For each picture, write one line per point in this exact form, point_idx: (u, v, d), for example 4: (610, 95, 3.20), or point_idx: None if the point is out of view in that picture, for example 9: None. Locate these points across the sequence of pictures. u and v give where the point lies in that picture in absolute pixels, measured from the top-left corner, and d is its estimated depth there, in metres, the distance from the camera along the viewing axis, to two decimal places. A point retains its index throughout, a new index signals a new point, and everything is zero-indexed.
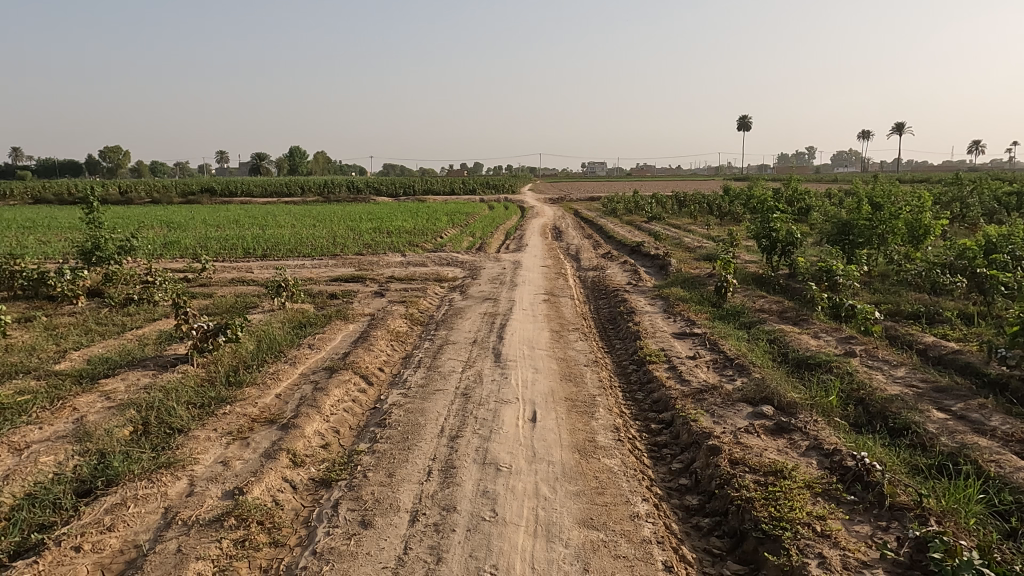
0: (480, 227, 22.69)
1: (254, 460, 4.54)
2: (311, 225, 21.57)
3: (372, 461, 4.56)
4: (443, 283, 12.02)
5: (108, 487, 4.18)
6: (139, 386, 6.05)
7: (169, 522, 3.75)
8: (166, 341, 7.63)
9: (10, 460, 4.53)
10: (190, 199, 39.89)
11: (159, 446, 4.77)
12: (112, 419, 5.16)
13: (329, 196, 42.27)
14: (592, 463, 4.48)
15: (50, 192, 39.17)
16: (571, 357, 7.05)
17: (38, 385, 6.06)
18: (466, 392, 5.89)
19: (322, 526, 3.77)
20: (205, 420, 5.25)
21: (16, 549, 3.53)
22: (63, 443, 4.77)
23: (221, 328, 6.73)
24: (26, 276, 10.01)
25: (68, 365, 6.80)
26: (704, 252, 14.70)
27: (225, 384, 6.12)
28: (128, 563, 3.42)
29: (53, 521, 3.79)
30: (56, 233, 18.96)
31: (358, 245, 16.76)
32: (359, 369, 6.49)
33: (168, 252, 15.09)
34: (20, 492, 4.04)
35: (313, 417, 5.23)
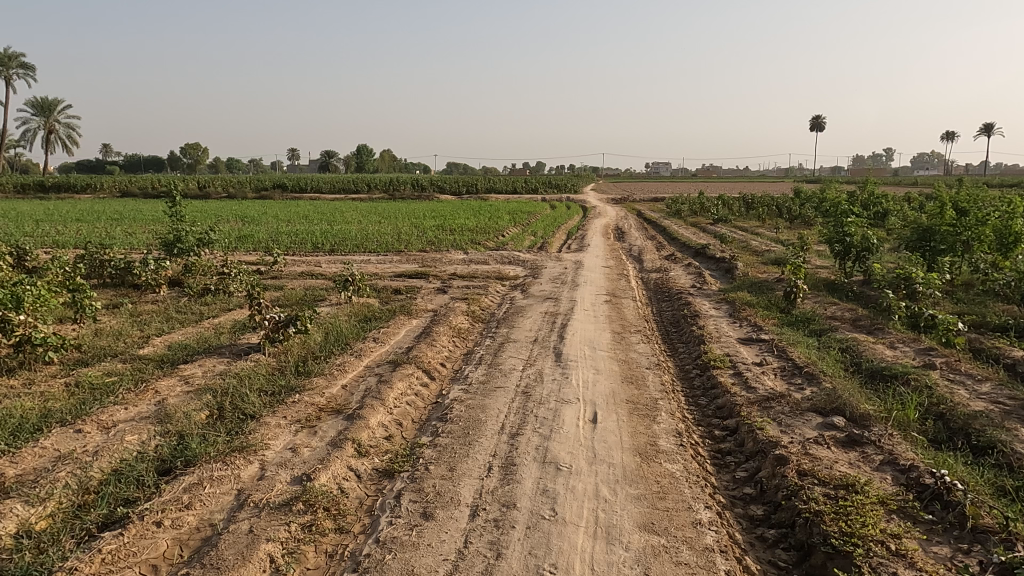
0: (541, 226, 22.69)
1: (321, 448, 4.69)
2: (376, 222, 22.10)
3: (434, 455, 4.63)
4: (504, 282, 12.07)
5: (185, 467, 4.39)
6: (215, 372, 6.34)
7: (242, 503, 3.92)
8: (240, 331, 7.95)
9: (99, 437, 4.82)
10: (263, 195, 41.50)
11: (232, 430, 4.99)
12: (190, 403, 5.43)
13: (394, 193, 43.16)
14: (654, 467, 4.42)
15: (136, 186, 41.60)
16: (632, 359, 6.97)
17: (123, 368, 6.43)
18: (527, 390, 5.91)
19: (385, 515, 3.85)
20: (276, 408, 5.46)
21: (104, 521, 3.76)
22: (147, 424, 5.06)
23: (291, 319, 6.98)
24: (115, 266, 10.65)
25: (150, 349, 7.19)
26: (772, 255, 14.27)
27: (295, 374, 6.35)
28: (204, 540, 3.59)
29: (136, 497, 4.01)
30: (141, 226, 20.10)
31: (422, 242, 17.02)
32: (422, 364, 6.61)
33: (242, 245, 15.75)
34: (107, 468, 4.30)
35: (377, 409, 5.36)
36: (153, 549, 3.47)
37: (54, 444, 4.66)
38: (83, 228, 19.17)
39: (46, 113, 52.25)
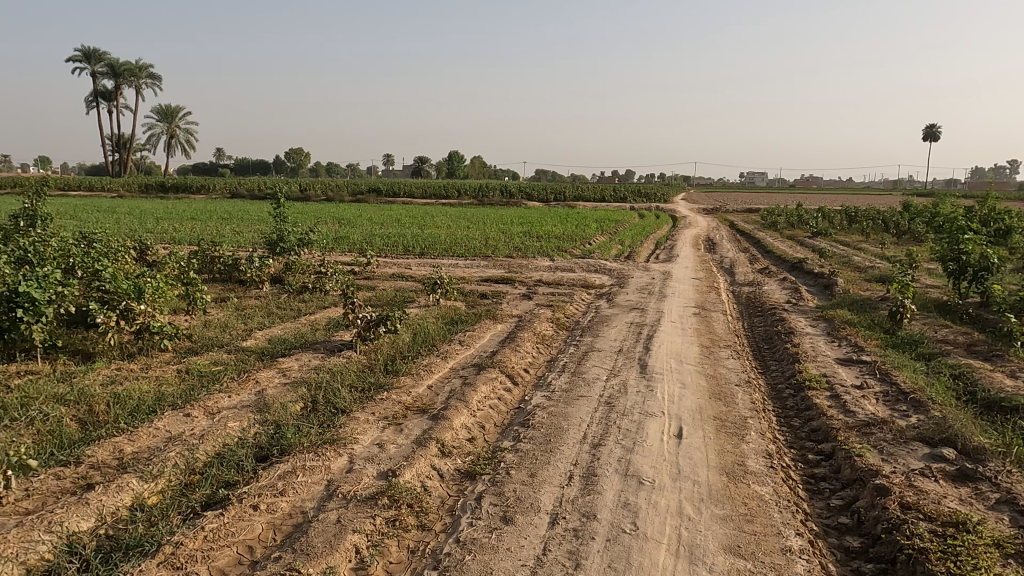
0: (628, 235, 22.38)
1: (406, 446, 4.82)
2: (465, 227, 22.50)
3: (515, 460, 4.66)
4: (590, 290, 12.00)
5: (280, 456, 4.63)
6: (310, 366, 6.65)
7: (331, 494, 4.09)
8: (334, 328, 8.30)
9: (205, 421, 5.16)
10: (359, 198, 43.20)
11: (324, 423, 5.21)
12: (287, 395, 5.72)
13: (482, 198, 43.82)
14: (741, 488, 4.26)
15: (244, 188, 44.25)
16: (721, 374, 6.75)
17: (228, 359, 6.86)
18: (610, 400, 5.84)
19: (465, 516, 3.91)
20: (365, 403, 5.66)
21: (207, 501, 4.02)
22: (247, 412, 5.37)
23: (382, 319, 7.23)
24: (224, 262, 11.39)
25: (253, 342, 7.63)
26: (876, 272, 13.46)
27: (384, 372, 6.56)
28: (295, 526, 3.76)
29: (236, 480, 4.26)
30: (247, 225, 21.35)
31: (509, 248, 17.19)
32: (506, 369, 6.67)
33: (338, 246, 16.46)
34: (211, 451, 4.60)
35: (461, 411, 5.45)
36: (249, 530, 3.68)
37: (166, 425, 5.03)
38: (197, 226, 20.60)
39: (168, 119, 56.51)
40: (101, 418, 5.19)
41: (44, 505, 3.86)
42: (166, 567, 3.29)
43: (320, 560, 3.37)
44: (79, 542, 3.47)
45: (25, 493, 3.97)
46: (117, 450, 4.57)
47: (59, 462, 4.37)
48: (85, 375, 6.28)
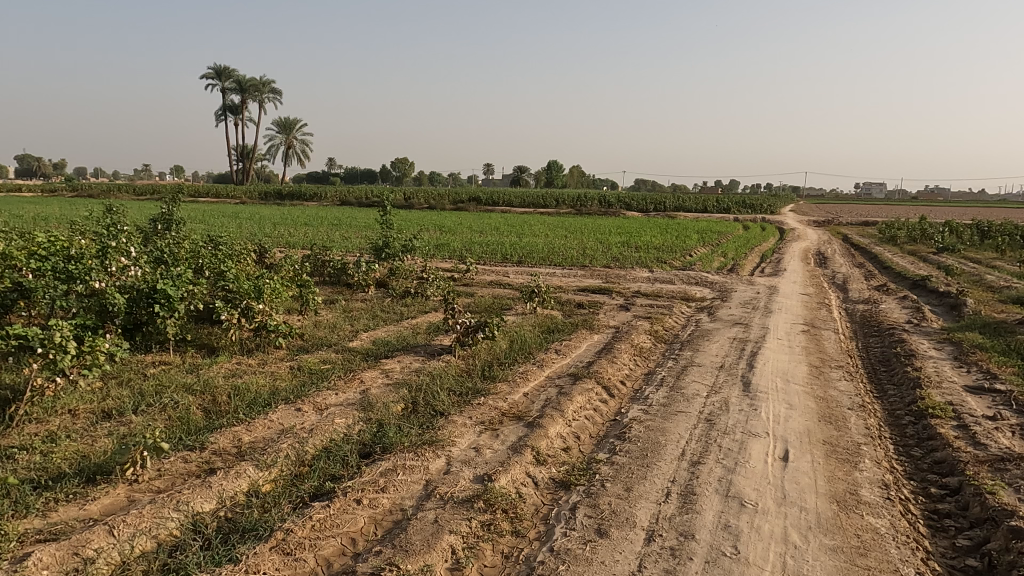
0: (732, 248, 21.58)
1: (502, 452, 4.87)
2: (563, 236, 22.49)
3: (610, 472, 4.60)
4: (690, 303, 11.68)
5: (382, 453, 4.80)
6: (411, 368, 6.87)
7: (429, 494, 4.20)
8: (434, 332, 8.53)
9: (314, 416, 5.45)
10: (460, 207, 44.24)
11: (423, 424, 5.36)
12: (390, 395, 5.94)
13: (581, 208, 43.68)
14: (854, 519, 4.00)
15: (353, 196, 46.43)
16: (832, 397, 6.38)
17: (336, 358, 7.21)
18: (711, 418, 5.65)
19: (560, 526, 3.90)
20: (462, 407, 5.78)
21: (315, 492, 4.24)
22: (353, 409, 5.61)
23: (481, 325, 7.37)
24: (333, 266, 12.00)
25: (358, 342, 7.99)
26: (1013, 293, 12.26)
27: (481, 377, 6.68)
28: (394, 523, 3.90)
29: (342, 474, 4.47)
30: (355, 231, 22.34)
31: (606, 258, 17.05)
32: (603, 380, 6.61)
33: (439, 253, 16.93)
34: (319, 446, 4.85)
35: (556, 420, 5.46)
36: (352, 523, 3.84)
37: (279, 418, 5.35)
38: (310, 232, 21.79)
39: (287, 131, 60.37)
40: (223, 407, 5.60)
41: (173, 485, 4.21)
42: (277, 552, 3.49)
43: (418, 558, 3.47)
44: (202, 522, 3.76)
45: (158, 472, 4.35)
46: (236, 439, 4.91)
47: (186, 447, 4.75)
48: (210, 367, 6.80)
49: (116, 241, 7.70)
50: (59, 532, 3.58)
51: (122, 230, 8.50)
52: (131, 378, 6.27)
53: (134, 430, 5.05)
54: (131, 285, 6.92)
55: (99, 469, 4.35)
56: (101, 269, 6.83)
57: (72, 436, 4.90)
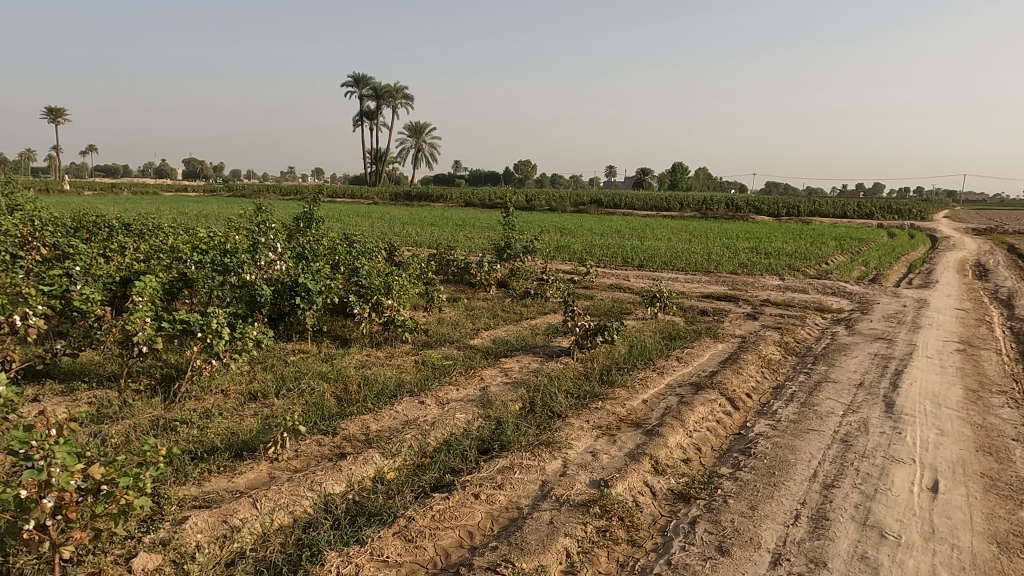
0: (874, 256, 19.96)
1: (620, 458, 4.80)
2: (687, 240, 21.82)
3: (733, 488, 4.40)
4: (826, 314, 10.93)
5: (500, 451, 4.89)
6: (529, 369, 6.94)
7: (546, 494, 4.22)
8: (553, 334, 8.57)
9: (436, 410, 5.64)
10: (581, 209, 44.20)
11: (541, 425, 5.39)
12: (508, 394, 6.03)
13: (706, 211, 42.19)
14: (1019, 564, 3.56)
15: (477, 198, 47.66)
16: (992, 424, 5.72)
17: (458, 354, 7.43)
18: (847, 439, 5.26)
19: (678, 539, 3.78)
20: (580, 410, 5.75)
21: (435, 483, 4.39)
22: (472, 405, 5.75)
23: (600, 329, 7.31)
24: (457, 265, 12.37)
25: (479, 340, 8.18)
26: None
27: (599, 381, 6.62)
28: (511, 520, 3.95)
29: (461, 467, 4.59)
30: (477, 232, 22.90)
31: (733, 264, 16.35)
32: (727, 392, 6.34)
33: (559, 255, 16.98)
34: (440, 438, 5.02)
35: (676, 430, 5.30)
36: (470, 517, 3.93)
37: (404, 409, 5.58)
38: (436, 231, 22.61)
39: (417, 136, 63.05)
40: (353, 396, 5.94)
41: (308, 466, 4.52)
42: (400, 538, 3.65)
43: (533, 557, 3.50)
44: (333, 503, 4.01)
45: (295, 453, 4.68)
46: (364, 427, 5.18)
47: (320, 431, 5.08)
48: (342, 357, 7.24)
49: (265, 237, 8.38)
50: (211, 500, 3.95)
51: (270, 227, 9.24)
52: (274, 364, 6.81)
53: (277, 412, 5.48)
54: (277, 278, 7.52)
55: (245, 445, 4.75)
56: (252, 264, 7.44)
57: (223, 414, 5.39)
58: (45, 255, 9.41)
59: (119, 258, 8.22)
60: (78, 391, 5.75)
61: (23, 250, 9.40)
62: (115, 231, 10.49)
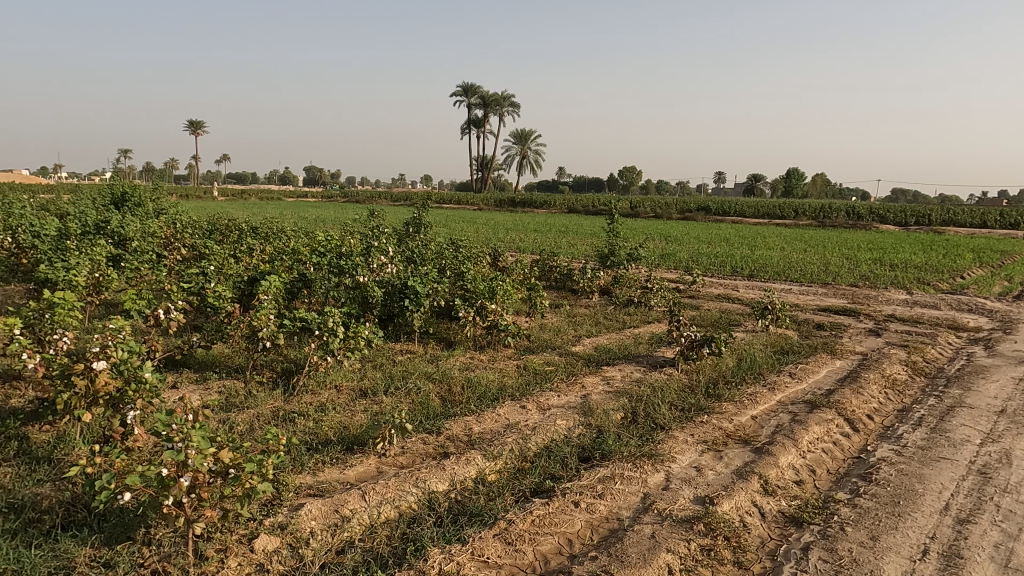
0: (1020, 270, 18.07)
1: (726, 475, 4.62)
2: (802, 250, 20.72)
3: (851, 515, 4.11)
4: (961, 333, 10.01)
5: (601, 460, 4.84)
6: (632, 378, 6.83)
7: (647, 507, 4.14)
8: (656, 343, 8.40)
9: (537, 415, 5.67)
10: (688, 217, 43.10)
11: (643, 436, 5.29)
12: (610, 403, 5.97)
13: (824, 219, 39.83)
14: None
15: (580, 204, 47.57)
16: None
17: (560, 361, 7.44)
18: (985, 470, 4.79)
19: (788, 565, 3.59)
20: (684, 423, 5.59)
21: (535, 488, 4.41)
22: (574, 412, 5.73)
23: (707, 340, 7.09)
24: (560, 271, 12.39)
25: (580, 347, 8.15)
26: None
27: (705, 395, 6.40)
28: (611, 531, 3.90)
29: (561, 474, 4.58)
30: (581, 239, 22.84)
31: (854, 276, 15.34)
32: (845, 412, 5.95)
33: (665, 263, 16.62)
34: (541, 444, 5.03)
35: (788, 449, 5.04)
36: (569, 525, 3.91)
37: (506, 413, 5.65)
38: (539, 237, 22.76)
39: (523, 143, 63.84)
40: (457, 397, 6.09)
41: (414, 463, 4.67)
42: (500, 540, 3.69)
43: (633, 570, 3.43)
44: (436, 501, 4.12)
45: (402, 449, 4.86)
46: (467, 428, 5.29)
47: (425, 429, 5.24)
48: (447, 358, 7.44)
49: (378, 241, 8.78)
50: (324, 489, 4.18)
51: (383, 231, 9.65)
52: (384, 363, 7.10)
53: (386, 409, 5.71)
54: (388, 280, 7.85)
55: (356, 440, 4.99)
56: (365, 266, 7.81)
57: (336, 408, 5.68)
58: (185, 255, 10.33)
59: (248, 258, 8.88)
60: (210, 380, 6.26)
61: (168, 250, 10.37)
62: (245, 234, 11.36)
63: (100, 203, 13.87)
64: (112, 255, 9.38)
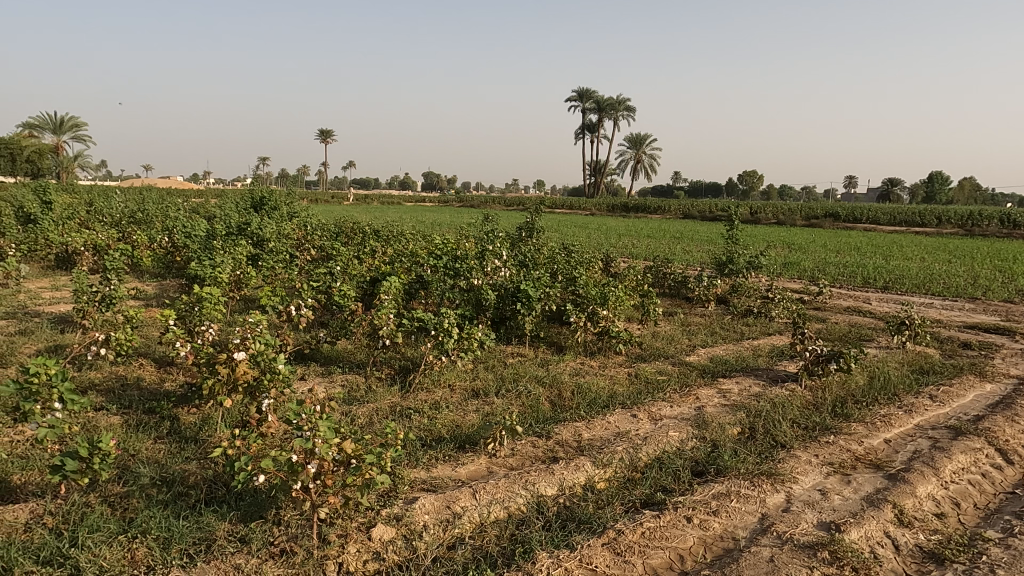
0: None
1: (855, 502, 4.30)
2: (947, 261, 18.92)
3: (1003, 557, 3.70)
4: None
5: (715, 475, 4.66)
6: (750, 392, 6.52)
7: (765, 529, 3.93)
8: (777, 357, 7.97)
9: (649, 425, 5.54)
10: (814, 223, 40.68)
11: (762, 453, 5.03)
12: (726, 417, 5.73)
13: (973, 227, 36.16)
14: None
15: (696, 209, 46.16)
16: None
17: (673, 370, 7.24)
18: None
19: None
20: (807, 443, 5.26)
21: (645, 499, 4.31)
22: (687, 424, 5.55)
23: (835, 355, 6.64)
24: (675, 278, 12.07)
25: (695, 357, 7.89)
26: None
27: (832, 414, 5.99)
28: (725, 550, 3.74)
29: (673, 487, 4.45)
30: (697, 245, 22.14)
31: (1009, 290, 13.81)
32: (997, 442, 5.36)
33: (788, 272, 15.76)
34: (652, 454, 4.92)
35: (928, 478, 4.62)
36: (681, 541, 3.79)
37: (616, 421, 5.57)
38: (653, 243, 22.33)
39: (638, 147, 62.89)
40: (567, 402, 6.08)
41: (524, 465, 4.71)
42: (609, 549, 3.65)
43: None
44: (545, 505, 4.13)
45: (512, 451, 4.91)
46: (577, 433, 5.27)
47: (535, 433, 5.27)
48: (558, 363, 7.45)
49: (492, 245, 8.95)
50: (437, 485, 4.31)
51: (497, 235, 9.85)
52: (495, 364, 7.22)
53: (497, 410, 5.81)
54: (501, 284, 7.99)
55: (468, 438, 5.10)
56: (479, 269, 8.00)
57: (450, 407, 5.85)
58: (315, 256, 11.03)
59: (370, 260, 9.34)
60: (334, 374, 6.65)
61: (300, 250, 11.14)
62: (368, 236, 11.97)
63: (243, 207, 15.14)
64: (252, 255, 10.20)
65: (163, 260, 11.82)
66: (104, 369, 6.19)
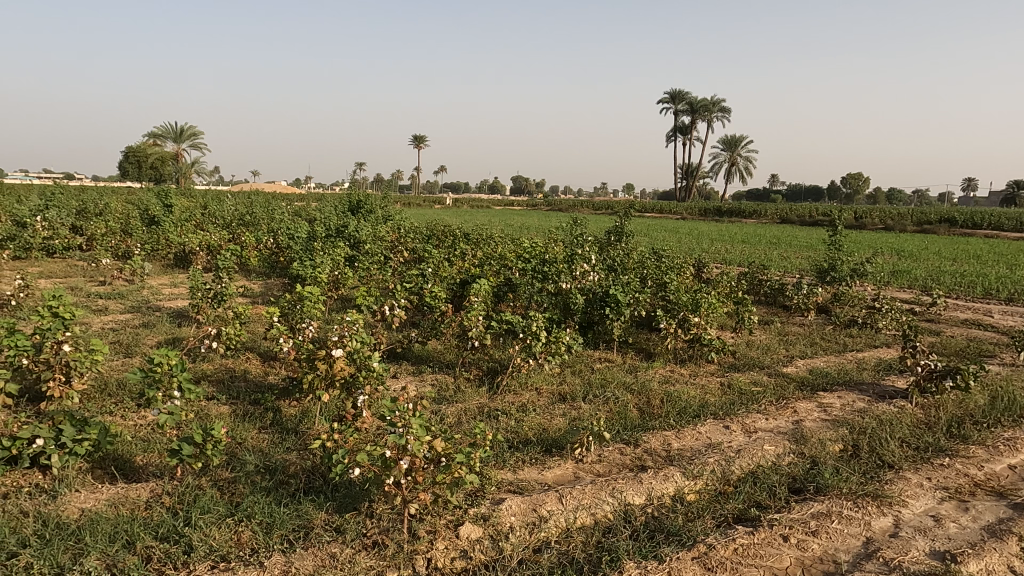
0: None
1: (973, 531, 3.97)
2: None
3: None
4: None
5: (814, 493, 4.43)
6: (854, 407, 6.14)
7: (870, 554, 3.70)
8: (884, 371, 7.48)
9: (742, 437, 5.33)
10: (926, 229, 37.92)
11: (866, 473, 4.74)
12: (826, 432, 5.43)
13: None
14: None
15: (795, 213, 44.13)
16: None
17: (768, 381, 6.94)
18: None
19: None
20: (918, 464, 4.90)
21: (738, 515, 4.16)
22: (784, 439, 5.31)
23: (951, 371, 6.15)
24: (771, 286, 11.56)
25: (793, 368, 7.53)
26: None
27: (947, 434, 5.56)
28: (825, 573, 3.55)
29: (768, 503, 4.26)
30: (796, 251, 21.14)
31: None
32: None
33: (897, 281, 14.76)
34: (746, 468, 4.74)
35: None
36: (777, 559, 3.63)
37: (707, 432, 5.40)
38: (747, 249, 21.51)
39: (732, 149, 60.84)
40: (656, 410, 5.95)
41: (610, 472, 4.65)
42: (699, 564, 3.54)
43: None
44: (632, 514, 4.06)
45: (599, 457, 4.86)
46: (666, 443, 5.15)
47: (623, 440, 5.20)
48: (646, 370, 7.31)
49: (580, 249, 8.90)
50: (524, 487, 4.33)
51: (586, 239, 9.79)
52: (582, 369, 7.18)
53: (584, 415, 5.77)
54: (589, 288, 7.94)
55: (554, 443, 5.09)
56: (568, 273, 7.98)
57: (537, 410, 5.86)
58: (407, 258, 11.37)
59: (460, 262, 9.52)
60: (425, 373, 6.82)
61: (393, 252, 11.51)
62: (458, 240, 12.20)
63: (341, 210, 15.81)
64: (349, 256, 10.64)
65: (268, 260, 12.53)
66: (215, 361, 6.63)
